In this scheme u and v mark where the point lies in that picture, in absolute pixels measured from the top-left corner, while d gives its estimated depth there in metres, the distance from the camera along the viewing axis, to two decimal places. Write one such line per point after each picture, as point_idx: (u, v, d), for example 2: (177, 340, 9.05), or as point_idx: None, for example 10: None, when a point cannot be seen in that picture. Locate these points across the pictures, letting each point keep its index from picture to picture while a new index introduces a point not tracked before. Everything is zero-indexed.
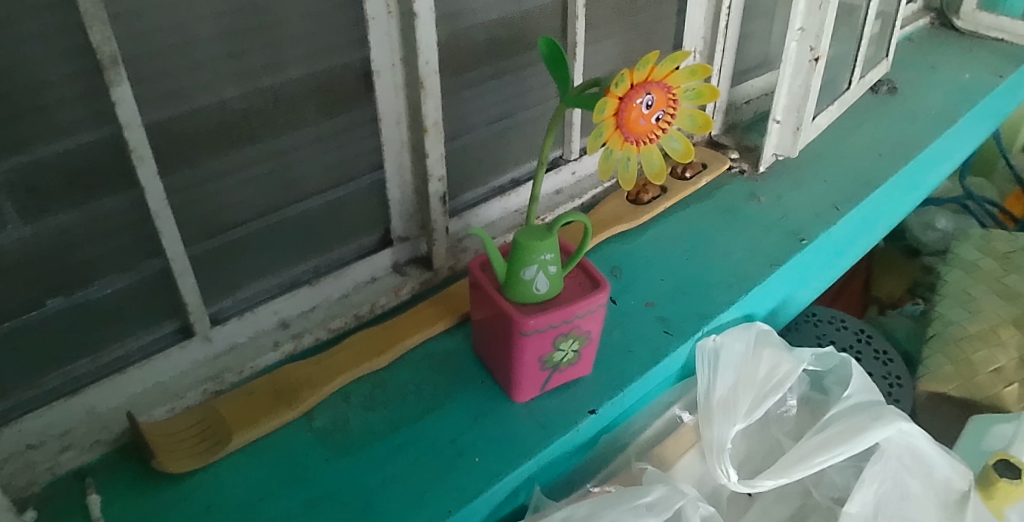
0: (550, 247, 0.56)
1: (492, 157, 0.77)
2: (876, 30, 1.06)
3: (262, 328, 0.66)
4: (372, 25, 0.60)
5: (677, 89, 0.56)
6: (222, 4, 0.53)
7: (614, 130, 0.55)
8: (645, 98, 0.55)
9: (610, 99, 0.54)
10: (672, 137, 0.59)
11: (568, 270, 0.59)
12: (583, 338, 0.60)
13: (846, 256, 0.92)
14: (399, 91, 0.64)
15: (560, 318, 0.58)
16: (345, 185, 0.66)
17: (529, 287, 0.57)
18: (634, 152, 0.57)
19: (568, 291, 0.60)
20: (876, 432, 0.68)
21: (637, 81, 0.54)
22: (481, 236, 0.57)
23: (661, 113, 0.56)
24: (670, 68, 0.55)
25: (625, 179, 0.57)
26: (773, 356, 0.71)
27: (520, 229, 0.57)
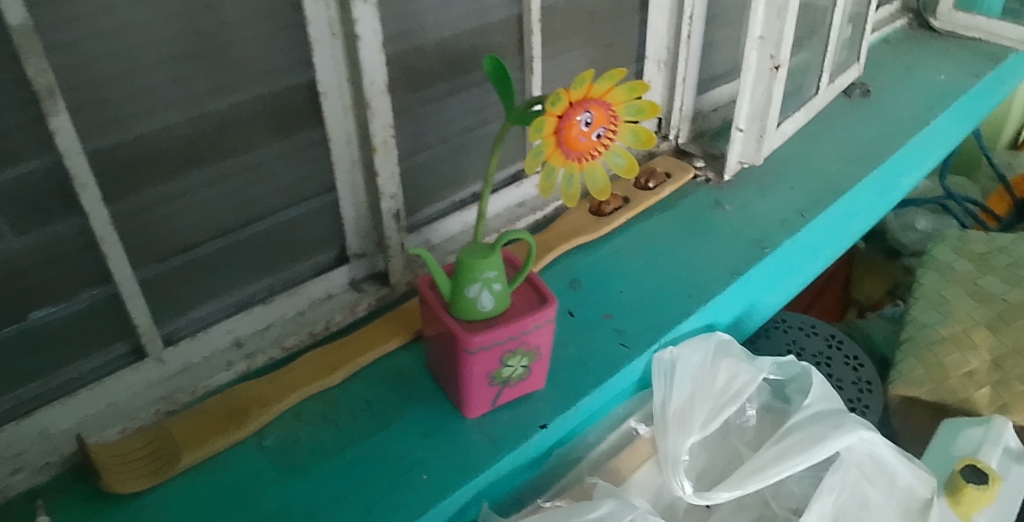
0: (494, 264, 0.56)
1: (452, 171, 0.77)
2: (846, 35, 1.06)
3: (216, 349, 0.67)
4: (316, 48, 0.60)
5: (618, 106, 0.56)
6: (161, 32, 0.53)
7: (554, 148, 0.55)
8: (584, 116, 0.54)
9: (548, 118, 0.54)
10: (616, 153, 0.59)
11: (515, 286, 0.59)
12: (532, 354, 0.61)
13: (815, 262, 0.92)
14: (348, 111, 0.64)
15: (507, 335, 0.58)
16: (297, 205, 0.67)
17: (475, 305, 0.57)
18: (576, 169, 0.57)
19: (516, 307, 0.59)
20: (834, 441, 0.68)
21: (575, 99, 0.54)
22: (424, 257, 0.57)
23: (603, 130, 0.56)
24: (609, 86, 0.55)
25: (568, 196, 0.57)
26: (731, 366, 0.71)
27: (464, 248, 0.58)
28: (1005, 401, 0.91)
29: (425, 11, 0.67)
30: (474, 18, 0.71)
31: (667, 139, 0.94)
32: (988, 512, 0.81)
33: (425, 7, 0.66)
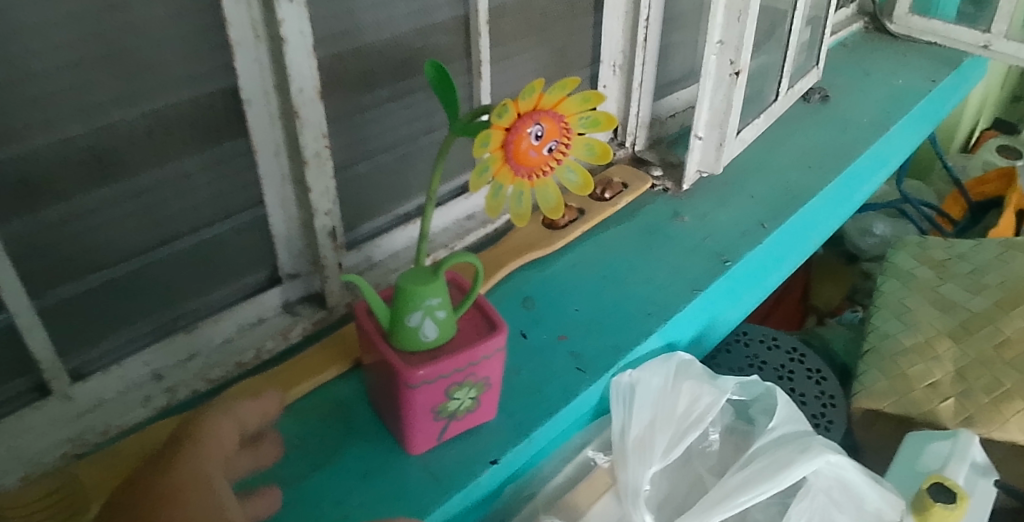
0: (437, 290, 0.51)
1: (395, 183, 0.72)
2: (805, 38, 1.04)
3: (133, 382, 0.61)
4: (238, 51, 0.55)
5: (571, 118, 0.52)
6: (56, 34, 0.47)
7: (502, 164, 0.51)
8: (534, 129, 0.50)
9: (495, 131, 0.50)
10: (570, 169, 0.54)
11: (461, 313, 0.54)
12: (481, 385, 0.56)
13: (777, 273, 0.89)
14: (275, 121, 0.59)
15: (453, 367, 0.53)
16: (221, 222, 0.61)
17: (417, 334, 0.52)
18: (527, 186, 0.52)
19: (462, 335, 0.55)
20: (800, 467, 0.64)
21: (524, 110, 0.50)
22: (359, 282, 0.51)
23: (555, 143, 0.51)
24: (560, 96, 0.51)
25: (518, 215, 0.53)
26: (693, 389, 0.68)
27: (404, 272, 0.52)
28: (969, 414, 0.89)
29: (362, 11, 0.62)
30: (417, 18, 0.66)
31: (623, 147, 0.91)
32: None
33: (362, 7, 0.61)
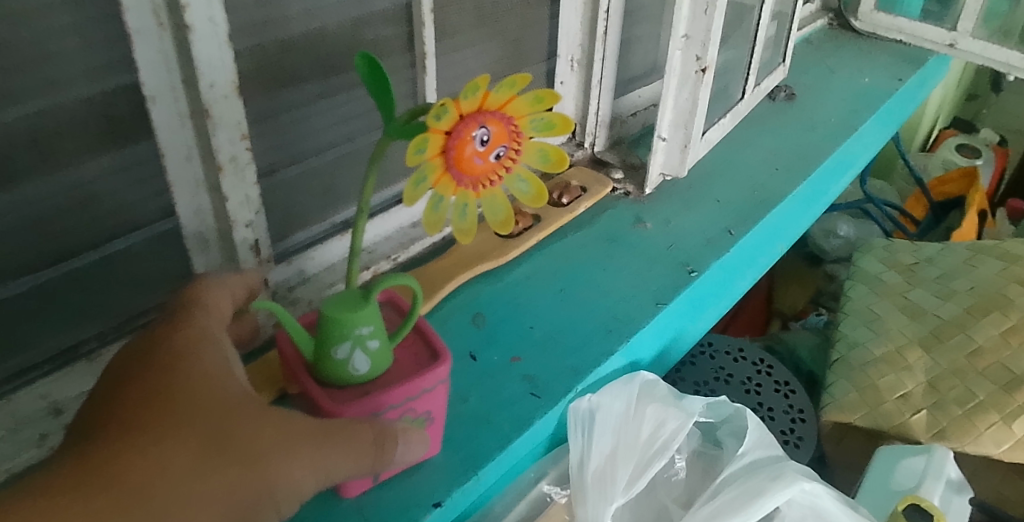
0: (369, 318, 0.46)
1: (331, 188, 0.65)
2: (770, 33, 0.99)
3: (27, 418, 0.53)
4: (138, 41, 0.47)
5: (521, 120, 0.45)
6: None
7: (442, 172, 0.43)
8: (480, 134, 0.43)
9: (433, 135, 0.42)
10: (521, 178, 0.48)
11: (397, 340, 0.50)
12: (421, 420, 0.51)
13: (744, 281, 0.85)
14: (185, 121, 0.51)
15: (390, 402, 0.48)
16: (131, 234, 0.54)
17: (347, 367, 0.47)
18: (472, 198, 0.46)
19: (399, 366, 0.50)
20: (774, 497, 0.60)
21: (468, 112, 0.42)
22: (277, 310, 0.46)
23: (503, 150, 0.45)
24: (509, 95, 0.44)
25: (462, 232, 0.46)
26: (658, 413, 0.63)
27: (330, 297, 0.47)
28: (942, 426, 0.85)
29: None
30: (353, 5, 0.59)
31: (582, 147, 0.85)
32: None
33: None
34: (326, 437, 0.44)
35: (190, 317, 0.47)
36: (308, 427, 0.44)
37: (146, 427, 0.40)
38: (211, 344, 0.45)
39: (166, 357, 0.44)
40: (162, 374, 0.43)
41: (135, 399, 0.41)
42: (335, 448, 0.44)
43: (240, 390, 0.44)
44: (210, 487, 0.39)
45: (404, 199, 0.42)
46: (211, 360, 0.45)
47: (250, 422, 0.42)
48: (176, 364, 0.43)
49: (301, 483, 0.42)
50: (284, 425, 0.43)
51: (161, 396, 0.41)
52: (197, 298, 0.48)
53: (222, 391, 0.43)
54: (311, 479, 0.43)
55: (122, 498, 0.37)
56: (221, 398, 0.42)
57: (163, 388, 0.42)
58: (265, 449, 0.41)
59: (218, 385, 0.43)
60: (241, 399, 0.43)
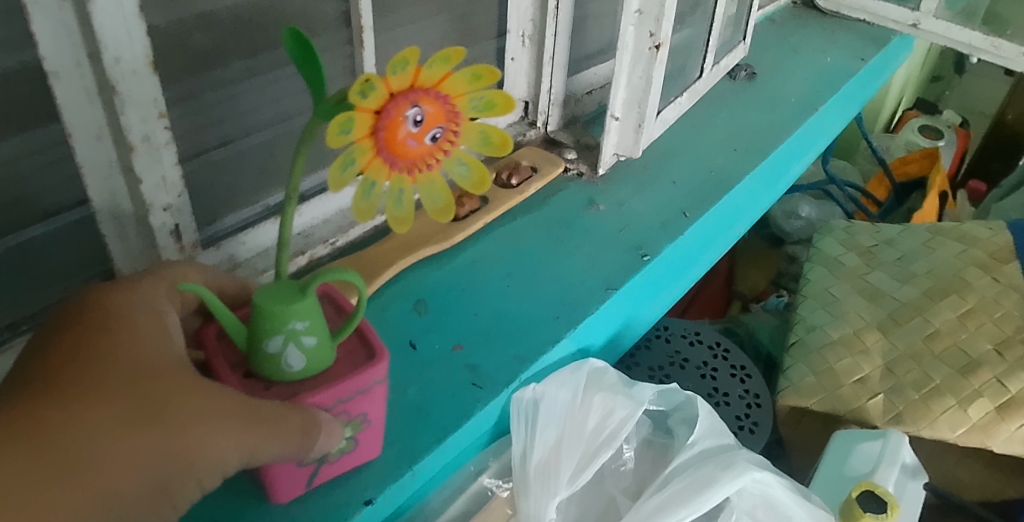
0: (304, 311, 0.43)
1: (263, 169, 0.62)
2: (731, 11, 0.97)
3: None
4: (35, 11, 0.42)
5: (459, 98, 0.42)
6: None
7: (373, 155, 0.40)
8: (411, 113, 0.40)
9: (361, 114, 0.39)
10: (461, 162, 0.45)
11: (341, 338, 0.46)
12: (359, 423, 0.48)
13: (700, 264, 0.83)
14: (93, 99, 0.47)
15: (328, 402, 0.45)
16: (37, 224, 0.50)
17: (280, 363, 0.44)
18: (407, 184, 0.43)
19: (339, 365, 0.46)
20: (723, 487, 0.58)
21: (398, 89, 0.39)
22: (202, 294, 0.42)
23: (439, 132, 0.41)
24: (444, 71, 0.40)
25: (398, 220, 0.43)
26: (606, 402, 0.61)
27: (265, 287, 0.44)
28: (898, 411, 0.85)
29: None
30: None
31: (534, 127, 0.82)
32: None
33: None
34: (258, 411, 0.41)
35: (139, 284, 0.45)
36: (239, 397, 0.41)
37: (68, 383, 0.38)
38: (156, 313, 0.44)
39: (105, 321, 0.42)
40: (97, 335, 0.41)
41: (65, 356, 0.40)
42: (266, 423, 0.41)
43: (175, 357, 0.42)
44: (121, 447, 0.37)
45: (330, 184, 0.39)
46: (152, 326, 0.43)
47: (183, 385, 0.40)
48: (114, 327, 0.42)
49: (227, 455, 0.40)
50: (214, 391, 0.41)
51: (91, 355, 0.40)
52: (151, 270, 0.47)
53: (157, 356, 0.41)
54: (236, 455, 0.40)
55: (26, 451, 0.35)
56: (153, 361, 0.41)
57: (95, 347, 0.40)
58: (191, 414, 0.39)
59: (152, 349, 0.42)
60: (175, 365, 0.41)
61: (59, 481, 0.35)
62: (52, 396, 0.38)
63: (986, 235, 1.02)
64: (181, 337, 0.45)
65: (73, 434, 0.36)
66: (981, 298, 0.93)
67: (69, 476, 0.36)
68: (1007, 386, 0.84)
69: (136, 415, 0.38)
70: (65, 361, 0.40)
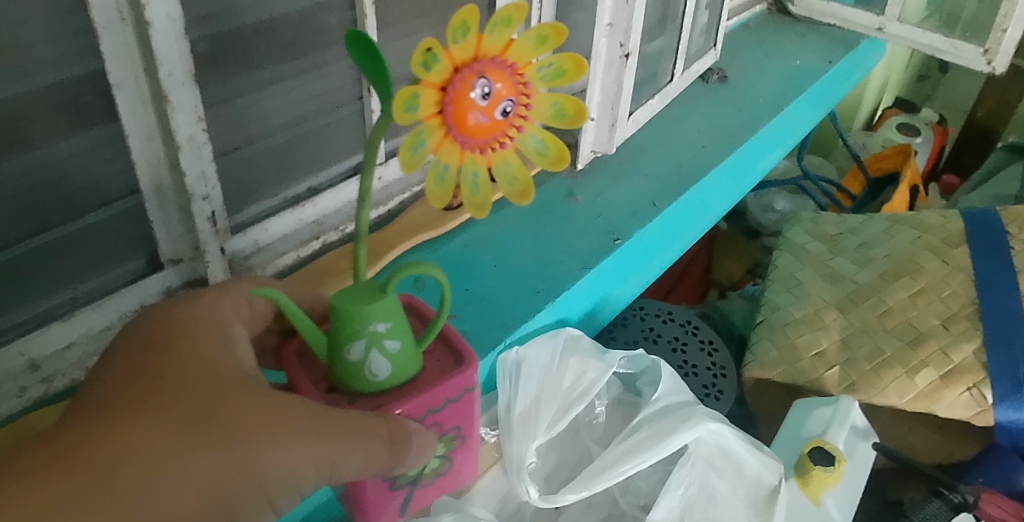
0: (383, 313, 0.47)
1: (282, 165, 0.72)
2: (701, 21, 1.06)
3: (7, 373, 0.58)
4: (103, 35, 0.52)
5: (524, 67, 0.46)
6: None
7: (444, 135, 0.45)
8: (479, 84, 0.44)
9: (430, 92, 0.43)
10: (533, 135, 0.49)
11: (425, 344, 0.52)
12: (451, 442, 0.57)
13: (670, 249, 0.93)
14: (147, 105, 0.57)
15: (422, 411, 0.51)
16: (94, 211, 0.60)
17: (365, 369, 0.49)
18: (481, 164, 0.47)
19: (426, 372, 0.52)
20: (682, 434, 0.67)
21: (461, 59, 0.43)
22: (286, 304, 0.47)
23: (508, 104, 0.45)
24: (507, 38, 0.44)
25: (476, 205, 0.47)
26: (580, 363, 0.70)
27: (344, 292, 0.48)
28: (853, 380, 0.94)
29: None
30: None
31: None
32: (836, 492, 0.82)
33: None
34: (329, 428, 0.45)
35: (199, 310, 0.49)
36: (314, 416, 0.45)
37: (145, 400, 0.42)
38: (223, 334, 0.48)
39: (174, 339, 0.46)
40: (168, 353, 0.45)
41: (140, 373, 0.44)
42: (337, 438, 0.45)
43: (241, 374, 0.46)
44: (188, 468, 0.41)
45: (405, 165, 0.44)
46: (216, 345, 0.47)
47: (249, 402, 0.44)
48: (181, 345, 0.46)
49: (297, 470, 0.44)
50: (281, 409, 0.44)
51: (164, 373, 0.44)
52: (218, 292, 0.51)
53: (224, 373, 0.45)
54: (308, 469, 0.44)
55: (108, 472, 0.39)
56: (220, 378, 0.45)
57: (166, 368, 0.44)
58: (259, 432, 0.43)
59: (219, 366, 0.46)
60: (241, 381, 0.45)
61: (144, 498, 0.39)
62: (129, 413, 0.41)
63: (939, 222, 1.10)
64: (245, 354, 0.48)
65: (153, 452, 0.40)
66: (932, 278, 1.01)
67: (152, 492, 0.39)
68: (950, 356, 0.93)
69: (208, 432, 0.42)
70: (139, 377, 0.43)
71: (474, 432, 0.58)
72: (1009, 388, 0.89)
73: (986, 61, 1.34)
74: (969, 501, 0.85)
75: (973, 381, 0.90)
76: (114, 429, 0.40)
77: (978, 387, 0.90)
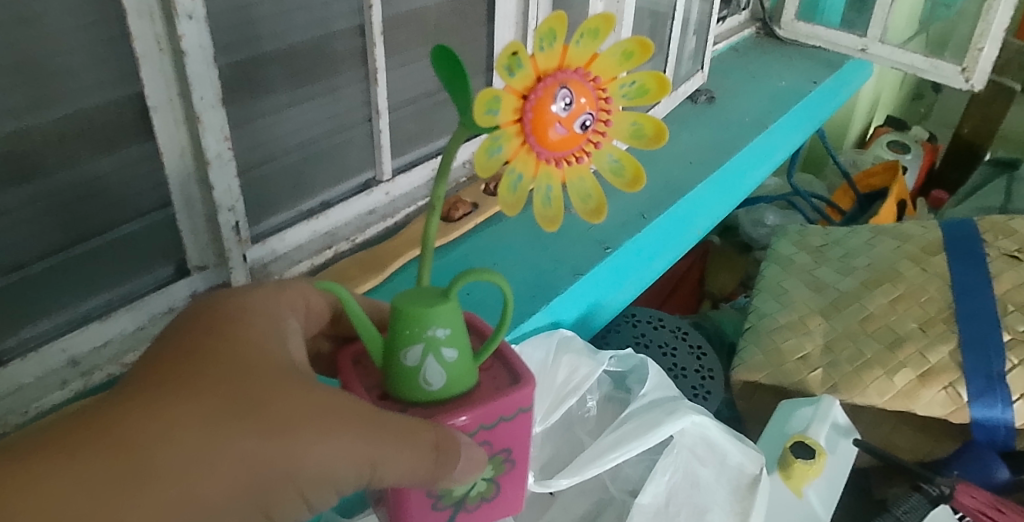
0: (443, 319, 0.50)
1: (298, 181, 0.79)
2: (688, 45, 1.13)
3: (50, 369, 0.64)
4: (143, 63, 0.59)
5: (607, 82, 0.47)
6: None
7: (521, 143, 0.46)
8: (560, 94, 0.45)
9: (511, 98, 0.45)
10: (612, 155, 0.49)
11: (482, 359, 0.54)
12: (500, 464, 0.57)
13: (660, 259, 0.99)
14: (180, 125, 0.64)
15: (476, 425, 0.53)
16: (134, 221, 0.67)
17: (420, 376, 0.51)
18: (555, 178, 0.48)
19: (483, 388, 0.54)
20: (667, 425, 0.72)
21: (545, 68, 0.45)
22: (350, 306, 0.51)
23: (588, 117, 0.47)
24: (592, 50, 0.46)
25: (546, 217, 0.48)
26: (572, 361, 0.76)
27: (409, 295, 0.51)
28: (835, 381, 0.99)
29: (259, 21, 0.67)
30: (321, 25, 0.72)
31: None
32: (818, 485, 0.88)
33: (258, 17, 0.67)
34: (372, 429, 0.46)
35: (255, 301, 0.52)
36: (362, 417, 0.47)
37: (188, 380, 0.44)
38: (275, 332, 0.51)
39: (227, 325, 0.49)
40: (218, 338, 0.48)
41: (190, 355, 0.46)
42: (373, 433, 0.46)
43: (287, 363, 0.48)
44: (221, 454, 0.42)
45: (481, 167, 0.44)
46: (265, 335, 0.50)
47: (291, 390, 0.46)
48: (232, 331, 0.48)
49: (331, 461, 0.45)
50: (321, 398, 0.46)
51: (212, 356, 0.46)
52: (270, 292, 0.54)
53: (269, 361, 0.47)
54: (343, 461, 0.46)
55: (143, 448, 0.41)
56: (266, 365, 0.47)
57: (217, 358, 0.46)
58: (298, 420, 0.45)
59: (266, 354, 0.48)
60: (286, 370, 0.47)
61: (176, 475, 0.41)
62: (172, 391, 0.43)
63: (919, 232, 1.16)
64: (294, 351, 0.51)
65: (190, 431, 0.42)
66: (910, 284, 1.07)
67: (184, 470, 0.41)
68: (928, 357, 0.97)
69: (247, 415, 0.44)
70: (187, 360, 0.46)
71: (524, 458, 0.59)
72: (983, 386, 0.93)
73: (964, 79, 1.40)
74: (946, 492, 0.90)
75: (949, 380, 0.95)
76: (154, 405, 0.42)
77: (953, 385, 0.94)
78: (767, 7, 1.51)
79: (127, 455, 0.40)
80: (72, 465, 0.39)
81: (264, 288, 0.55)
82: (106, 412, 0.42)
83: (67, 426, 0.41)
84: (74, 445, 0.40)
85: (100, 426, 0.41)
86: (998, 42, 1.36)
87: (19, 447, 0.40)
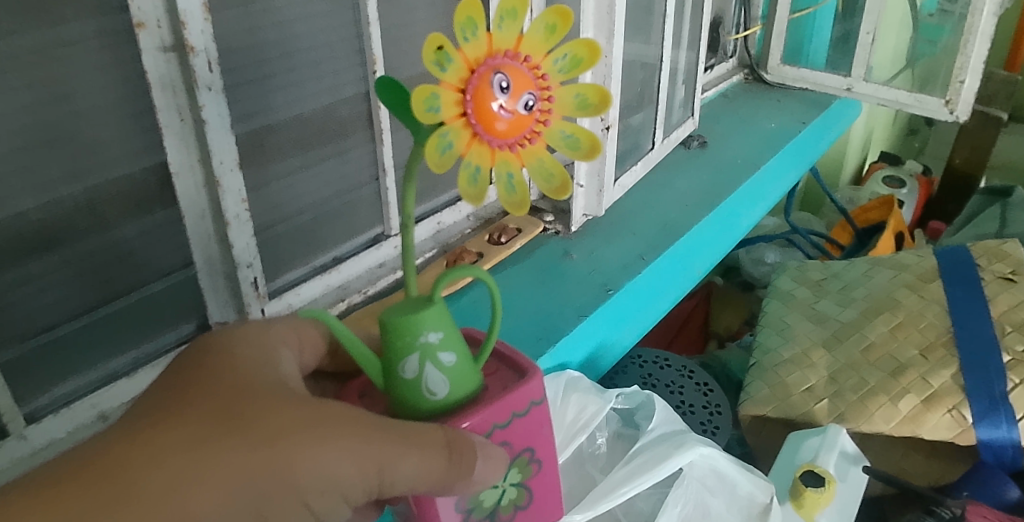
0: (434, 325, 0.52)
1: (312, 239, 0.83)
2: (678, 95, 1.19)
3: (81, 423, 0.68)
4: (167, 133, 0.65)
5: (540, 60, 0.50)
6: (13, 121, 0.57)
7: (471, 137, 0.49)
8: (496, 80, 0.48)
9: (447, 93, 0.47)
10: (564, 130, 0.52)
11: (481, 362, 0.57)
12: (528, 467, 0.60)
13: (660, 298, 1.03)
14: (200, 189, 0.69)
15: (491, 423, 0.55)
16: (159, 280, 0.71)
17: (423, 385, 0.53)
18: (513, 164, 0.50)
19: (490, 389, 0.57)
20: (678, 457, 0.74)
21: (475, 58, 0.48)
22: (344, 333, 0.53)
23: (531, 97, 0.49)
24: (517, 32, 0.49)
25: (512, 203, 0.51)
26: (580, 400, 0.80)
27: (395, 306, 0.53)
28: (841, 411, 1.00)
29: (272, 92, 0.72)
30: (330, 92, 0.77)
31: None
32: (829, 511, 0.89)
33: (272, 89, 0.72)
34: (365, 436, 0.49)
35: (237, 330, 0.55)
36: (356, 426, 0.49)
37: (170, 409, 0.47)
38: (267, 361, 0.54)
39: (209, 357, 0.52)
40: (200, 370, 0.51)
41: (173, 388, 0.49)
42: (366, 434, 0.49)
43: (272, 384, 0.51)
44: (209, 471, 0.45)
45: (433, 164, 0.47)
46: (253, 362, 0.53)
47: (277, 408, 0.49)
48: (215, 362, 0.51)
49: (326, 465, 0.48)
50: (306, 410, 0.49)
51: (193, 385, 0.49)
52: (263, 326, 0.57)
53: (253, 384, 0.50)
54: (341, 464, 0.48)
55: (130, 472, 0.44)
56: (250, 388, 0.50)
57: (203, 388, 0.49)
58: (286, 431, 0.48)
59: (247, 377, 0.51)
60: (268, 390, 0.50)
61: (168, 494, 0.44)
62: (154, 422, 0.47)
63: (914, 261, 1.18)
64: (291, 375, 0.54)
65: (178, 454, 0.45)
66: (909, 312, 1.09)
67: (178, 491, 0.44)
68: (930, 382, 0.99)
69: (231, 433, 0.47)
70: (167, 394, 0.49)
71: (549, 459, 0.61)
72: (987, 406, 0.94)
73: (948, 111, 1.44)
74: (958, 514, 0.91)
75: (953, 403, 0.96)
76: (138, 436, 0.46)
77: (958, 408, 0.96)
78: (754, 54, 1.57)
79: (116, 481, 0.44)
80: (64, 502, 0.42)
81: (255, 323, 0.58)
82: (93, 450, 0.45)
83: (59, 467, 0.44)
84: (62, 478, 0.43)
85: (88, 463, 0.44)
86: (978, 74, 1.39)
87: (14, 486, 0.43)
